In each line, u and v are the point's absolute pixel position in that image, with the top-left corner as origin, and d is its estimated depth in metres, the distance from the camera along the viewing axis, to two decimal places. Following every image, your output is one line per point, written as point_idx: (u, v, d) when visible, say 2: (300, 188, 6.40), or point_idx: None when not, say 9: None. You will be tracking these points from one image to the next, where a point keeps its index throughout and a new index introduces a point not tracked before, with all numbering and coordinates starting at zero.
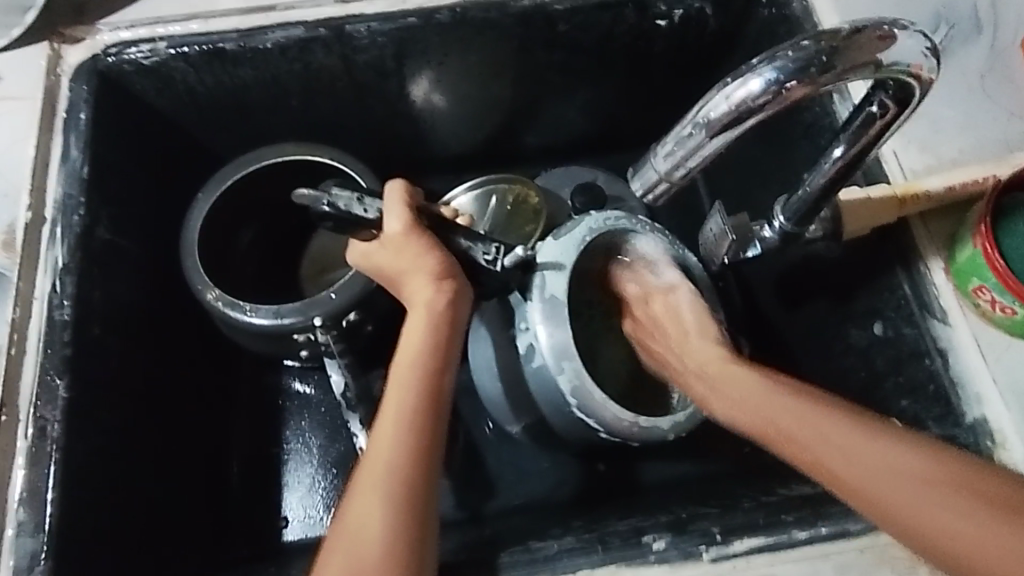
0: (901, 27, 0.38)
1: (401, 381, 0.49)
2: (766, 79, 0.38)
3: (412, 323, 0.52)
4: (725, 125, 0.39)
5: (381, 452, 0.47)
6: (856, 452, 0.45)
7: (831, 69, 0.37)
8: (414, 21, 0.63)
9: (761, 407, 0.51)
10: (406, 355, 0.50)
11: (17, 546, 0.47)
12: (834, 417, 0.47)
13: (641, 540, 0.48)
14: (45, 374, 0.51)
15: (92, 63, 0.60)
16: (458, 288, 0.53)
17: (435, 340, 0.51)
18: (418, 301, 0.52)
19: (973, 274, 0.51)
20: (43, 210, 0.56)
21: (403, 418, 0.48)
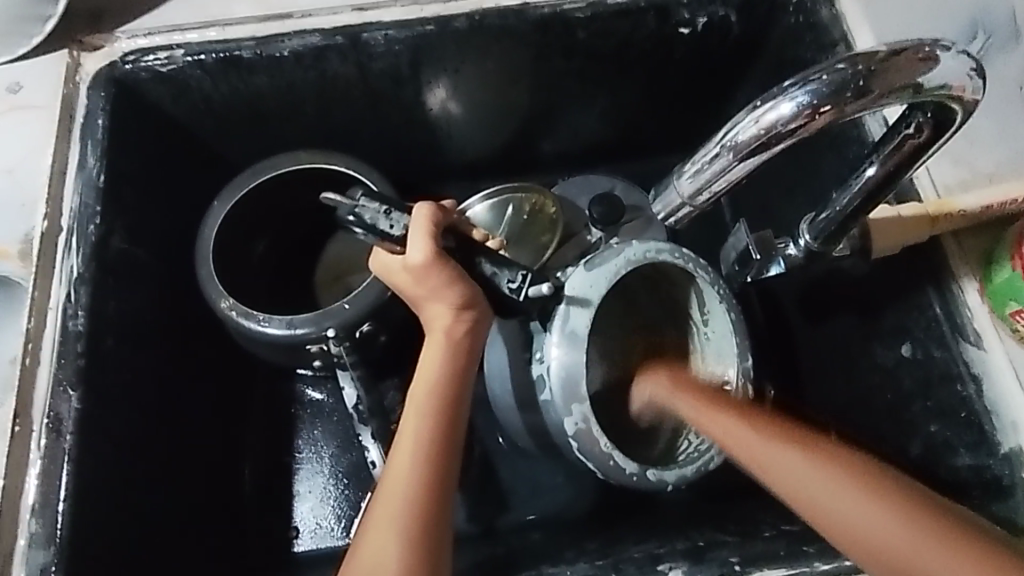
0: (943, 48, 0.36)
1: (416, 407, 0.49)
2: (797, 103, 0.36)
3: (430, 348, 0.51)
4: (752, 149, 0.38)
5: (397, 479, 0.47)
6: (849, 505, 0.43)
7: (869, 92, 0.35)
8: (431, 28, 0.62)
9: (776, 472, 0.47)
10: (423, 381, 0.50)
11: (30, 558, 0.47)
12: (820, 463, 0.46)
13: (656, 567, 0.46)
14: (59, 386, 0.51)
15: (109, 71, 0.60)
16: (480, 316, 0.52)
17: (452, 366, 0.51)
18: (438, 327, 0.51)
19: (1009, 297, 0.49)
20: (59, 219, 0.56)
21: (420, 454, 0.47)
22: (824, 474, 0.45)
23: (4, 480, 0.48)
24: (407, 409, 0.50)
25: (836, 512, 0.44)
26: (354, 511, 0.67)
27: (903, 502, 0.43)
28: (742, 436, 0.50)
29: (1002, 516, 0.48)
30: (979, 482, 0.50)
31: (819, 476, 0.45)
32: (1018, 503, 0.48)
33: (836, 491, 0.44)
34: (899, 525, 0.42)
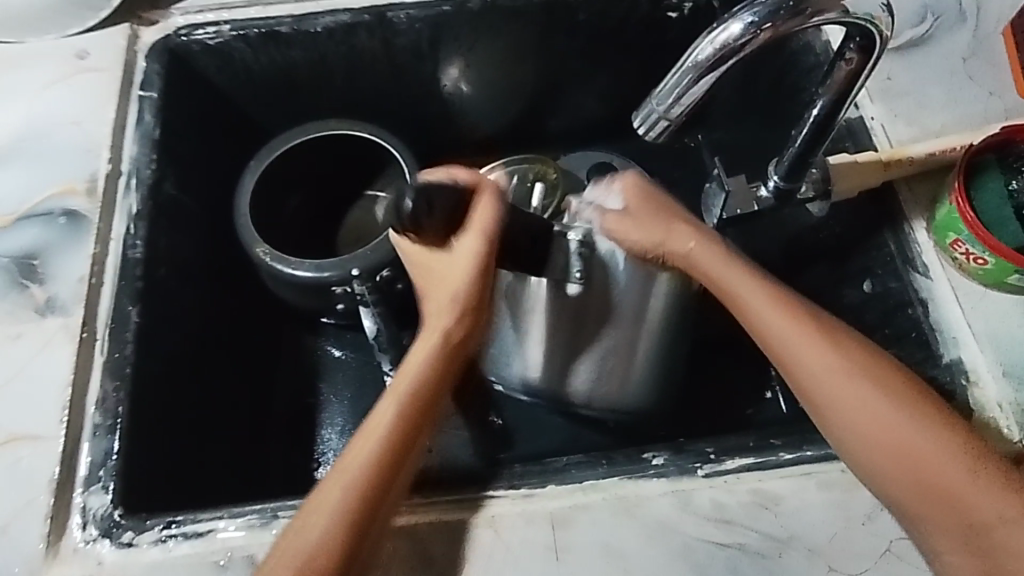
0: None
1: (404, 387, 0.54)
2: (745, 23, 0.44)
3: (425, 337, 0.56)
4: (712, 64, 0.46)
5: (371, 438, 0.51)
6: (869, 400, 0.49)
7: (801, 11, 0.44)
8: (448, 9, 0.71)
9: (831, 380, 0.50)
10: (415, 366, 0.54)
11: (95, 445, 0.53)
12: (883, 383, 0.50)
13: (642, 457, 0.53)
14: (121, 302, 0.58)
15: (164, 42, 0.69)
16: (474, 322, 0.57)
17: (441, 363, 0.55)
18: (437, 321, 0.56)
19: (950, 229, 0.56)
20: (120, 165, 0.64)
21: (392, 424, 0.51)
22: (881, 385, 0.50)
23: (72, 378, 0.55)
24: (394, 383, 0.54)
25: (849, 402, 0.50)
26: None
27: (912, 399, 0.49)
28: (785, 323, 0.52)
29: None
30: None
31: (846, 372, 0.50)
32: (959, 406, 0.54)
33: (858, 387, 0.50)
34: (906, 418, 0.48)
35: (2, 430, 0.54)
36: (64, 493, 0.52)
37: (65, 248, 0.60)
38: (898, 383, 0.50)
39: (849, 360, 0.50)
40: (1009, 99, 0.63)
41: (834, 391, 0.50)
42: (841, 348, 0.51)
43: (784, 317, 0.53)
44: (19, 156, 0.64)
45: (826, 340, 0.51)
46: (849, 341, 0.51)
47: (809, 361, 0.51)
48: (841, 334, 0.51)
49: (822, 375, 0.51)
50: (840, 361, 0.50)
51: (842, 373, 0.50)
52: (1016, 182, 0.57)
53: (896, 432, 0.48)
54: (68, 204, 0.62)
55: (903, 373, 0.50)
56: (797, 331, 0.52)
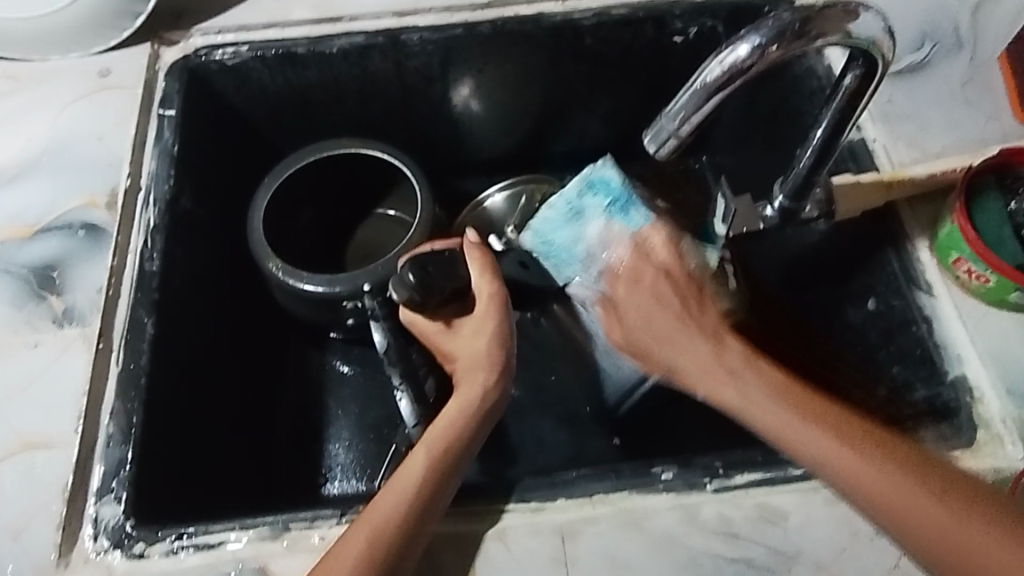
0: (863, 8, 0.47)
1: (434, 438, 0.52)
2: (752, 45, 0.46)
3: (457, 396, 0.56)
4: (720, 86, 0.47)
5: (395, 492, 0.49)
6: (858, 476, 0.46)
7: (806, 33, 0.45)
8: (459, 32, 0.73)
9: (812, 449, 0.47)
10: (446, 421, 0.54)
11: (108, 454, 0.54)
12: (862, 452, 0.47)
13: (650, 471, 0.53)
14: (136, 313, 0.59)
15: (185, 62, 0.70)
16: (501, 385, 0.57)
17: (472, 421, 0.54)
18: (469, 383, 0.56)
19: (952, 248, 0.58)
20: (139, 180, 0.65)
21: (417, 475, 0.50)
22: (861, 457, 0.46)
23: (88, 388, 0.56)
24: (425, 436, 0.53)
25: (842, 477, 0.46)
26: (377, 460, 0.73)
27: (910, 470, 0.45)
28: (750, 394, 0.51)
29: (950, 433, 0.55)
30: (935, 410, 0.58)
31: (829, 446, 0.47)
32: (964, 422, 0.55)
33: (848, 467, 0.46)
34: (905, 488, 0.45)
35: (17, 439, 0.54)
36: (76, 501, 0.52)
37: (83, 261, 0.61)
38: (890, 451, 0.46)
39: (821, 429, 0.48)
40: (1006, 123, 0.65)
41: (814, 462, 0.48)
42: (805, 415, 0.49)
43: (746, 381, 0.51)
44: (41, 170, 0.65)
45: (791, 407, 0.49)
46: (832, 417, 0.48)
47: (786, 436, 0.49)
48: (822, 412, 0.49)
49: (795, 447, 0.48)
50: (809, 430, 0.48)
51: (820, 445, 0.47)
52: (1014, 203, 0.58)
53: (903, 509, 0.44)
54: (88, 217, 0.63)
55: (888, 442, 0.47)
56: (758, 401, 0.50)
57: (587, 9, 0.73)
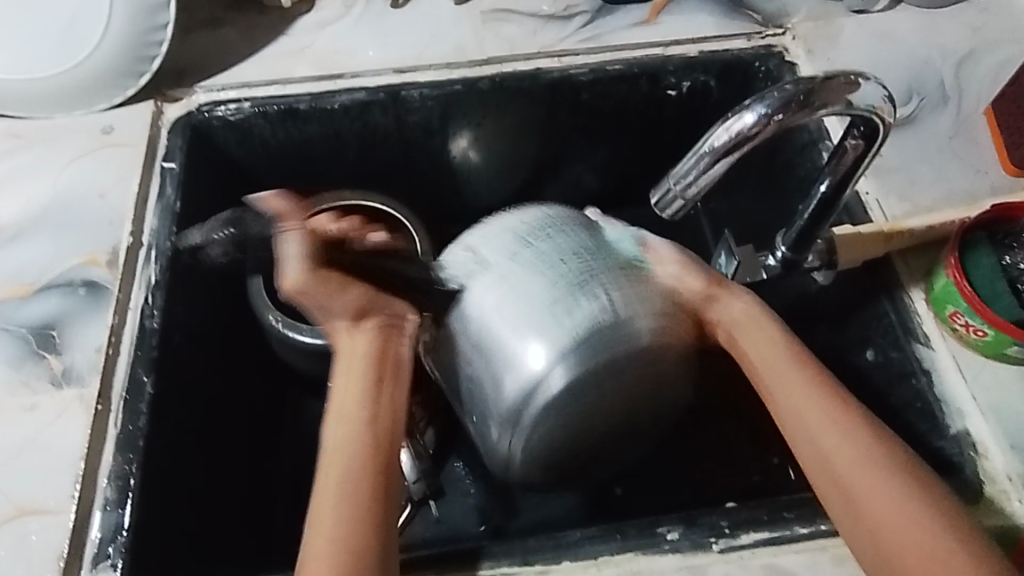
0: (864, 78, 0.49)
1: (330, 472, 0.49)
2: (758, 113, 0.47)
3: (334, 428, 0.51)
4: (727, 151, 0.47)
5: (323, 524, 0.47)
6: (861, 478, 0.47)
7: (810, 104, 0.46)
8: (459, 87, 0.74)
9: (835, 459, 0.48)
10: (336, 454, 0.50)
11: (104, 518, 0.53)
12: (891, 471, 0.47)
13: (656, 530, 0.53)
14: (136, 372, 0.59)
15: (188, 118, 0.72)
16: (393, 374, 0.54)
17: (360, 437, 0.50)
18: (338, 404, 0.53)
19: (947, 301, 0.58)
20: (141, 236, 0.65)
21: (352, 439, 0.51)
22: (890, 475, 0.47)
23: (86, 449, 0.55)
24: (347, 386, 0.53)
25: (861, 479, 0.47)
26: None
27: (935, 510, 0.46)
28: (802, 396, 0.51)
29: (956, 488, 0.55)
30: (938, 464, 0.58)
31: (833, 433, 0.49)
32: (969, 476, 0.55)
33: (858, 470, 0.47)
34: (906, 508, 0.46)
35: (14, 505, 0.53)
36: (72, 568, 0.51)
37: (84, 319, 0.61)
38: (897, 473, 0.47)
39: (858, 440, 0.48)
40: (994, 176, 0.67)
41: (849, 473, 0.47)
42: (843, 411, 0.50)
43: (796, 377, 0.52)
44: (44, 227, 0.66)
45: (837, 407, 0.50)
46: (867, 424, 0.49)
47: (824, 437, 0.49)
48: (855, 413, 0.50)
49: (816, 444, 0.49)
50: (857, 439, 0.48)
51: (863, 455, 0.48)
52: (1008, 257, 0.59)
53: (910, 528, 0.45)
54: (89, 274, 0.63)
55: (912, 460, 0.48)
56: (807, 400, 0.51)
57: (583, 65, 0.75)
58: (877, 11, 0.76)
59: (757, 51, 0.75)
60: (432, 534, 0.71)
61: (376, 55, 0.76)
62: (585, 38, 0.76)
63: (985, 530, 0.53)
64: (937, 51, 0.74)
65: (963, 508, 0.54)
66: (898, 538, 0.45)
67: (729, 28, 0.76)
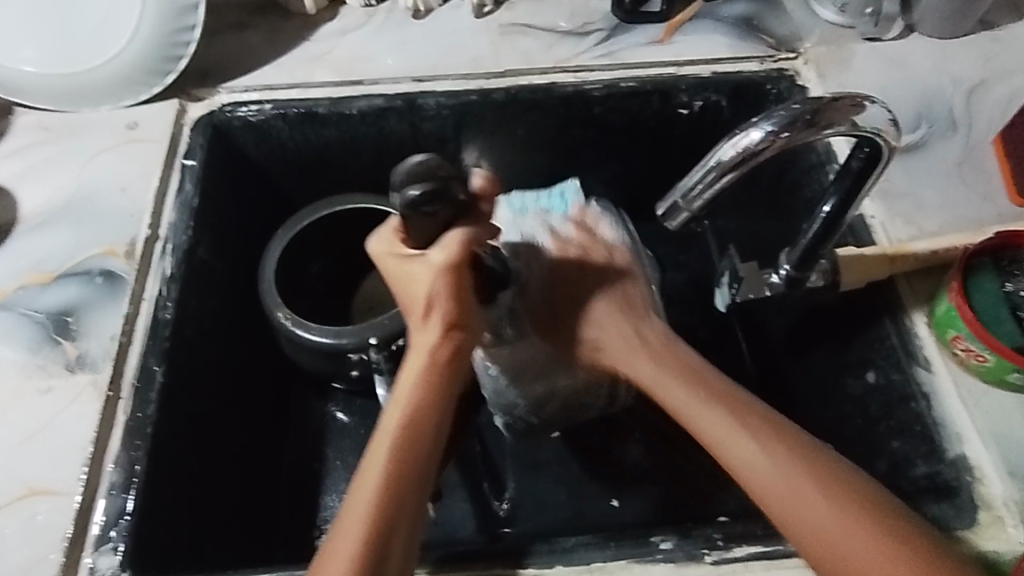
0: (869, 99, 0.50)
1: (395, 407, 0.49)
2: (764, 131, 0.48)
3: (411, 367, 0.50)
4: (732, 166, 0.48)
5: (377, 459, 0.47)
6: (807, 505, 0.45)
7: (815, 124, 0.47)
8: (474, 97, 0.76)
9: (767, 486, 0.46)
10: (404, 392, 0.50)
11: (109, 503, 0.54)
12: (816, 490, 0.45)
13: (649, 539, 0.53)
14: (147, 362, 0.60)
15: (209, 117, 0.73)
16: (464, 338, 0.52)
17: (427, 390, 0.50)
18: (421, 350, 0.51)
19: (949, 325, 0.59)
20: (159, 230, 0.67)
21: (422, 382, 0.50)
22: (823, 495, 0.45)
23: (95, 434, 0.56)
24: (422, 339, 0.51)
25: (799, 514, 0.45)
26: None
27: (870, 522, 0.44)
28: (705, 414, 0.50)
29: (951, 513, 0.55)
30: (934, 488, 0.57)
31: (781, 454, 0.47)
32: (965, 501, 0.55)
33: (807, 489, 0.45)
34: (856, 520, 0.44)
35: (21, 484, 0.54)
36: (74, 551, 0.52)
37: (99, 307, 0.63)
38: (835, 498, 0.45)
39: (780, 459, 0.47)
40: (1000, 205, 0.67)
41: (783, 504, 0.46)
42: (734, 418, 0.49)
43: (697, 403, 0.51)
44: (65, 217, 0.67)
45: (740, 415, 0.49)
46: (760, 422, 0.49)
47: (748, 461, 0.47)
48: (751, 415, 0.49)
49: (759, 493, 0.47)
50: (771, 449, 0.47)
51: (791, 480, 0.46)
52: (1010, 284, 0.60)
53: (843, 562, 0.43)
54: (107, 265, 0.65)
55: (840, 466, 0.46)
56: (710, 419, 0.49)
57: (597, 80, 0.77)
58: (889, 37, 0.77)
59: (769, 73, 0.76)
60: (427, 536, 0.71)
61: (394, 63, 0.77)
62: (600, 54, 0.78)
63: (980, 553, 0.53)
64: (948, 80, 0.74)
65: (958, 533, 0.54)
66: (845, 553, 0.43)
67: (743, 49, 0.78)
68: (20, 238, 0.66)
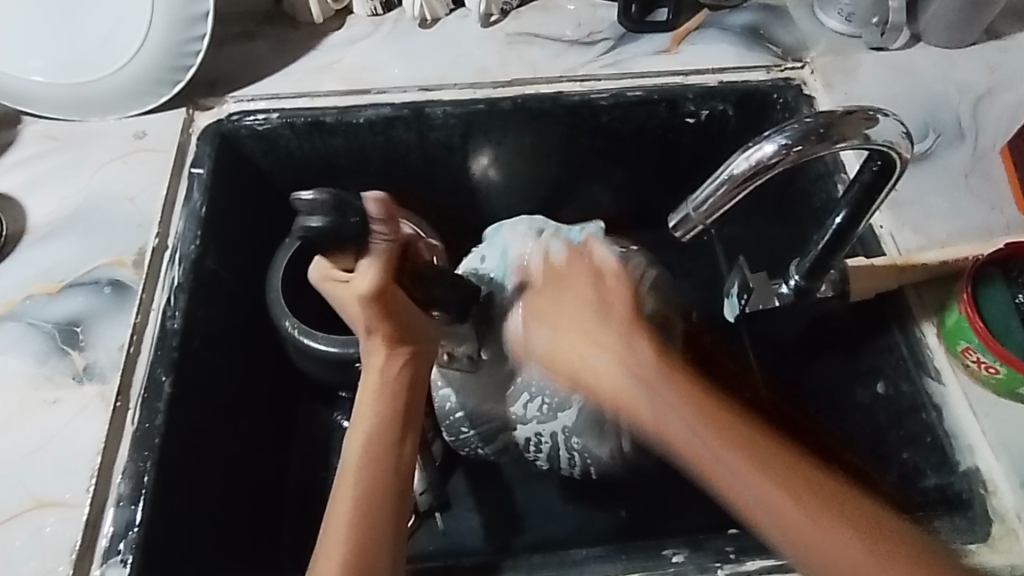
0: (882, 113, 0.50)
1: (359, 429, 0.53)
2: (777, 144, 0.48)
3: (367, 388, 0.56)
4: (745, 179, 0.48)
5: (348, 477, 0.51)
6: (738, 477, 0.47)
7: (828, 137, 0.47)
8: (481, 107, 0.76)
9: (701, 459, 0.48)
10: (365, 414, 0.54)
11: (118, 515, 0.54)
12: (750, 455, 0.48)
13: (661, 552, 0.53)
14: (155, 372, 0.60)
15: (217, 127, 0.73)
16: (412, 351, 0.56)
17: (385, 404, 0.54)
18: (373, 368, 0.56)
19: (960, 336, 0.59)
20: (167, 239, 0.67)
21: (379, 397, 0.55)
22: (755, 468, 0.47)
23: (103, 445, 0.56)
24: (376, 359, 0.56)
25: (735, 481, 0.47)
26: None
27: (815, 498, 0.46)
28: (645, 400, 0.51)
29: (964, 525, 0.54)
30: (946, 500, 0.57)
31: (732, 442, 0.48)
32: (978, 513, 0.55)
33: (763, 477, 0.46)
34: (797, 507, 0.46)
35: (29, 496, 0.54)
36: (83, 564, 0.52)
37: (107, 317, 0.62)
38: (776, 465, 0.47)
39: (717, 436, 0.48)
40: (1009, 215, 0.67)
41: (731, 474, 0.47)
42: (678, 399, 0.51)
43: (627, 377, 0.53)
44: (72, 226, 0.67)
45: (673, 390, 0.51)
46: (704, 401, 0.50)
47: (680, 434, 0.49)
48: (698, 399, 0.50)
49: (710, 470, 0.48)
50: (703, 426, 0.49)
51: (743, 447, 0.48)
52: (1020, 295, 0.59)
53: (806, 537, 0.45)
54: (115, 274, 0.65)
55: (778, 441, 0.49)
56: (663, 397, 0.51)
57: (604, 90, 0.77)
58: (896, 47, 0.77)
59: (776, 82, 0.76)
60: (435, 547, 0.71)
61: (401, 73, 0.77)
62: (607, 64, 0.78)
63: (992, 565, 0.53)
64: (955, 89, 0.75)
65: (970, 546, 0.54)
66: (790, 531, 0.46)
67: (749, 59, 0.78)
68: (26, 248, 0.66)
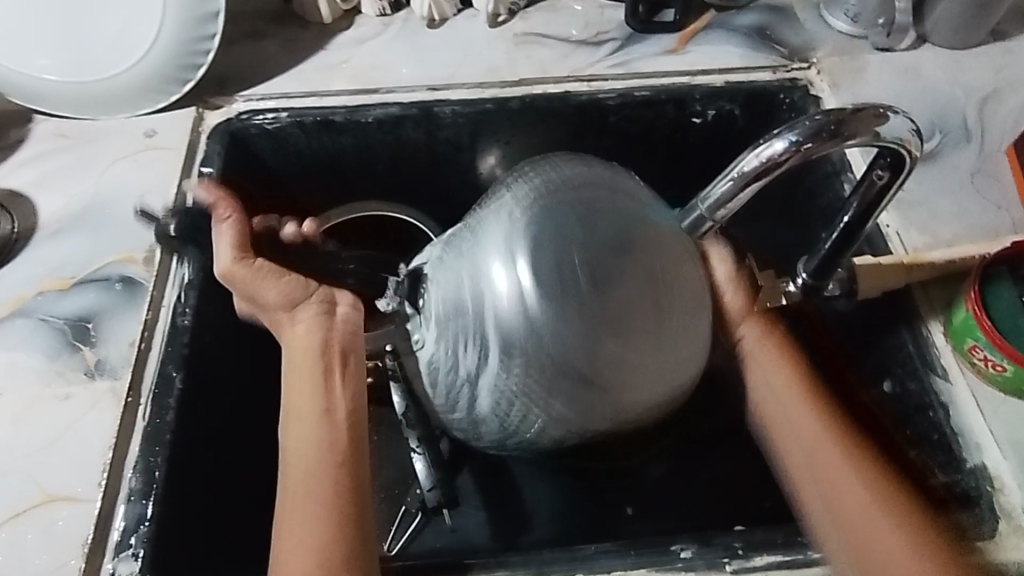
0: (892, 111, 0.50)
1: (298, 419, 0.57)
2: (788, 141, 0.48)
3: (297, 375, 0.60)
4: (756, 176, 0.48)
5: (298, 463, 0.54)
6: (870, 520, 0.50)
7: (839, 135, 0.48)
8: (490, 106, 0.76)
9: (823, 470, 0.53)
10: (297, 401, 0.58)
11: (129, 509, 0.54)
12: (867, 475, 0.52)
13: (670, 548, 0.53)
14: (166, 368, 0.60)
15: (226, 125, 0.74)
16: (324, 311, 0.63)
17: (321, 382, 0.59)
18: (298, 345, 0.62)
19: (967, 335, 0.59)
20: (177, 237, 0.67)
21: (308, 378, 0.58)
22: (868, 487, 0.52)
23: (115, 440, 0.56)
24: (303, 347, 0.61)
25: (844, 501, 0.51)
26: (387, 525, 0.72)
27: (916, 539, 0.49)
28: (799, 423, 0.56)
29: (971, 522, 0.55)
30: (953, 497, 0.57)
31: (812, 431, 0.55)
32: (985, 511, 0.55)
33: (822, 448, 0.54)
34: (899, 534, 0.49)
35: (41, 490, 0.54)
36: (95, 557, 0.52)
37: (118, 313, 0.63)
38: (897, 508, 0.51)
39: (841, 469, 0.53)
40: (1014, 214, 0.67)
41: (838, 508, 0.51)
42: (848, 456, 0.54)
43: (807, 418, 0.56)
44: (83, 223, 0.68)
45: (834, 442, 0.55)
46: (866, 463, 0.53)
47: (841, 483, 0.52)
48: (864, 458, 0.53)
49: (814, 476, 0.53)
50: (854, 471, 0.53)
51: (842, 471, 0.53)
52: None
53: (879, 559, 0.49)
54: (125, 271, 0.65)
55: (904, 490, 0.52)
56: (801, 421, 0.56)
57: (612, 90, 0.77)
58: (902, 48, 0.78)
59: (782, 82, 0.76)
60: (442, 544, 0.71)
61: (409, 72, 0.78)
62: (615, 64, 0.79)
63: (999, 562, 0.53)
64: (961, 90, 0.75)
65: (977, 543, 0.54)
66: (879, 552, 0.49)
67: (756, 60, 0.78)
68: (37, 245, 0.67)
